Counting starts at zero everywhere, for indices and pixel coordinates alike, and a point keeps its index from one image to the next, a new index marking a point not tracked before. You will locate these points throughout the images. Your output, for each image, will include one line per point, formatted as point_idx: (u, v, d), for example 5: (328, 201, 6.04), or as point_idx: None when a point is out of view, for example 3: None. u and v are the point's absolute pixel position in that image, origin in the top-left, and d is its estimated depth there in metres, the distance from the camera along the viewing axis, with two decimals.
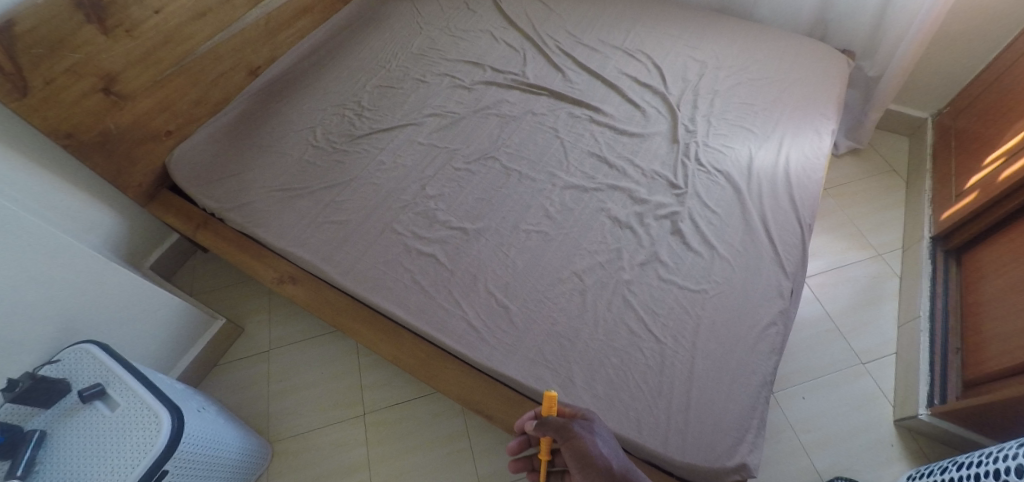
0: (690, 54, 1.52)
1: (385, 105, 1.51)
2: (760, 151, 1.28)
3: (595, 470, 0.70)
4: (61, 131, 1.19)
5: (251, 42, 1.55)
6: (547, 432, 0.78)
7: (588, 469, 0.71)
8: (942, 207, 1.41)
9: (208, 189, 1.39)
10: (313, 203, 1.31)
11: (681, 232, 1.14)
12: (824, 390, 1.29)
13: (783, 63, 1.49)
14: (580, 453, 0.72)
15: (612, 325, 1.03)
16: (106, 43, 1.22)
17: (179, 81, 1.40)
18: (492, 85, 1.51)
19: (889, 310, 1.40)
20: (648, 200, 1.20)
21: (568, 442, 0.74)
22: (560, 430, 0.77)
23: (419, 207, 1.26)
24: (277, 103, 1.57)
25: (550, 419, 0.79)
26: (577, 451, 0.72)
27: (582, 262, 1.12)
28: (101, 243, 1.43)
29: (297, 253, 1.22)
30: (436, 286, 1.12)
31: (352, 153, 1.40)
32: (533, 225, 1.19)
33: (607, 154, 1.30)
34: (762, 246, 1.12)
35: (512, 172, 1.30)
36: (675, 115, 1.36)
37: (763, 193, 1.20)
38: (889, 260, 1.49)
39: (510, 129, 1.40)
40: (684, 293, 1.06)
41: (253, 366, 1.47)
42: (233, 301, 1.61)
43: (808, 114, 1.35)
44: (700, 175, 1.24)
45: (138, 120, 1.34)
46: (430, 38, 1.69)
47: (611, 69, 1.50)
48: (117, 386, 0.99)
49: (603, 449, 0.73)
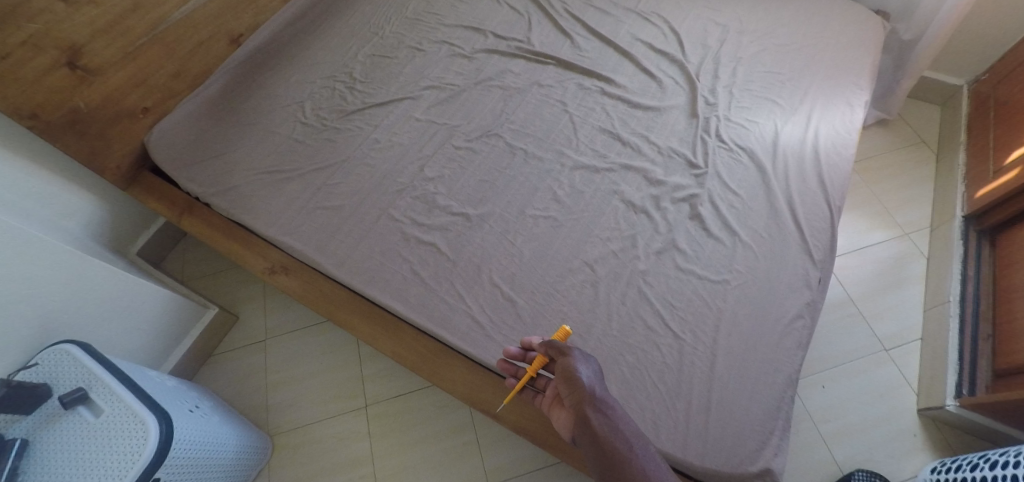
0: (711, 17, 1.40)
1: (379, 77, 1.39)
2: (787, 124, 1.18)
3: (579, 387, 0.72)
4: (24, 111, 1.08)
5: (229, 8, 1.42)
6: (547, 350, 0.81)
7: (572, 385, 0.73)
8: (978, 183, 1.30)
9: (192, 171, 1.29)
10: (304, 187, 1.22)
11: (700, 216, 1.06)
12: (845, 378, 1.24)
13: (812, 26, 1.36)
14: (569, 369, 0.75)
15: (626, 320, 0.96)
16: (66, 11, 1.10)
17: (153, 52, 1.29)
18: (495, 53, 1.39)
19: (914, 293, 1.33)
20: (665, 182, 1.11)
21: (563, 359, 0.77)
22: (557, 350, 0.79)
23: (418, 190, 1.17)
24: (264, 75, 1.45)
25: (554, 341, 0.82)
26: (565, 367, 0.74)
27: (593, 251, 1.04)
28: (82, 228, 1.34)
29: (288, 242, 1.14)
30: (437, 277, 1.05)
31: (344, 131, 1.30)
32: (540, 210, 1.11)
33: (620, 131, 1.20)
34: (789, 232, 1.03)
35: (518, 151, 1.20)
36: (694, 86, 1.25)
37: (790, 172, 1.11)
38: (916, 239, 1.41)
39: (515, 103, 1.29)
40: (704, 285, 0.98)
41: (251, 356, 1.44)
42: (228, 288, 1.56)
43: (839, 85, 1.24)
44: (721, 152, 1.14)
45: (110, 96, 1.23)
46: (426, 0, 1.55)
47: (623, 34, 1.38)
48: (99, 390, 0.93)
49: (591, 375, 0.75)
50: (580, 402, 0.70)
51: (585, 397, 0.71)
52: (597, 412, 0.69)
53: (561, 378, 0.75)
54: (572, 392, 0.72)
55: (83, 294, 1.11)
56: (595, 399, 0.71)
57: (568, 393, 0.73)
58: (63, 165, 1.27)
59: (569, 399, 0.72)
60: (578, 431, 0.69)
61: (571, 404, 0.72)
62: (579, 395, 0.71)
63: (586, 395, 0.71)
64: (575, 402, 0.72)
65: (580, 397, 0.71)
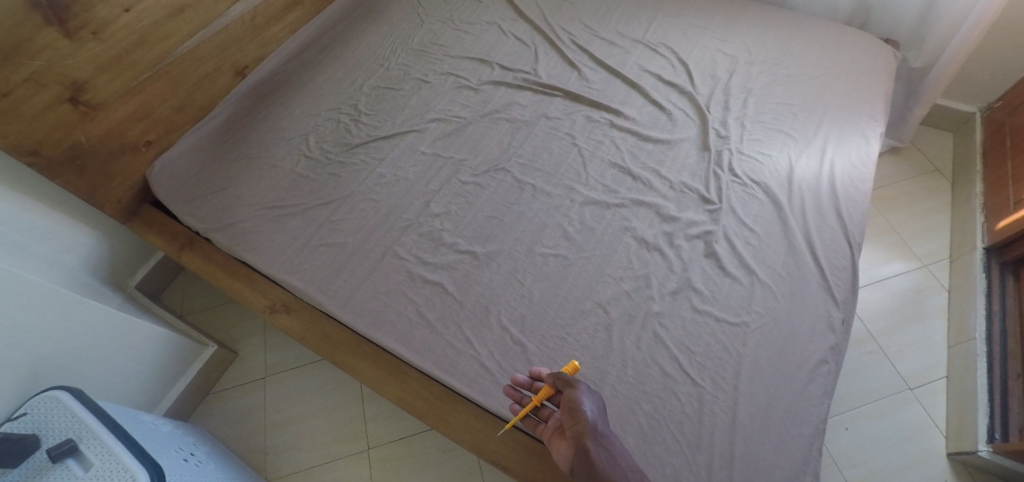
0: (718, 48, 1.37)
1: (384, 109, 1.37)
2: (801, 158, 1.14)
3: (581, 419, 0.73)
4: (24, 147, 1.05)
5: (236, 40, 1.39)
6: (553, 381, 0.81)
7: (575, 415, 0.73)
8: (997, 215, 1.26)
9: (192, 206, 1.26)
10: (307, 223, 1.19)
11: (716, 254, 1.02)
12: (868, 419, 1.18)
13: (822, 55, 1.33)
14: (573, 401, 0.75)
15: (642, 366, 0.92)
16: (70, 47, 1.07)
17: (158, 85, 1.25)
18: (501, 85, 1.37)
19: (936, 328, 1.28)
20: (678, 218, 1.08)
21: (568, 390, 0.77)
22: (563, 381, 0.80)
23: (423, 227, 1.14)
24: (267, 107, 1.43)
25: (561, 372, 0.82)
26: (570, 397, 0.75)
27: (606, 291, 1.01)
28: (79, 264, 1.31)
29: (289, 282, 1.11)
30: (444, 320, 1.01)
31: (348, 165, 1.28)
32: (550, 248, 1.08)
33: (630, 165, 1.18)
34: (809, 270, 0.99)
35: (526, 186, 1.18)
36: (705, 118, 1.22)
37: (807, 208, 1.06)
38: (935, 272, 1.36)
39: (522, 136, 1.27)
40: (722, 328, 0.94)
41: (249, 394, 1.40)
42: (227, 323, 1.52)
43: (852, 114, 1.20)
44: (735, 187, 1.11)
45: (112, 131, 1.20)
46: (431, 32, 1.54)
47: (631, 65, 1.36)
48: (90, 441, 0.89)
49: (595, 409, 0.75)
50: (581, 433, 0.71)
51: (586, 429, 0.71)
52: (597, 445, 0.69)
53: (564, 408, 0.76)
54: (574, 423, 0.73)
55: (78, 337, 1.07)
56: (596, 432, 0.71)
57: (570, 423, 0.73)
58: (61, 201, 1.24)
59: (571, 429, 0.73)
60: (577, 461, 0.69)
61: (571, 435, 0.73)
62: (581, 427, 0.72)
63: (587, 427, 0.71)
64: (575, 433, 0.72)
65: (581, 428, 0.72)
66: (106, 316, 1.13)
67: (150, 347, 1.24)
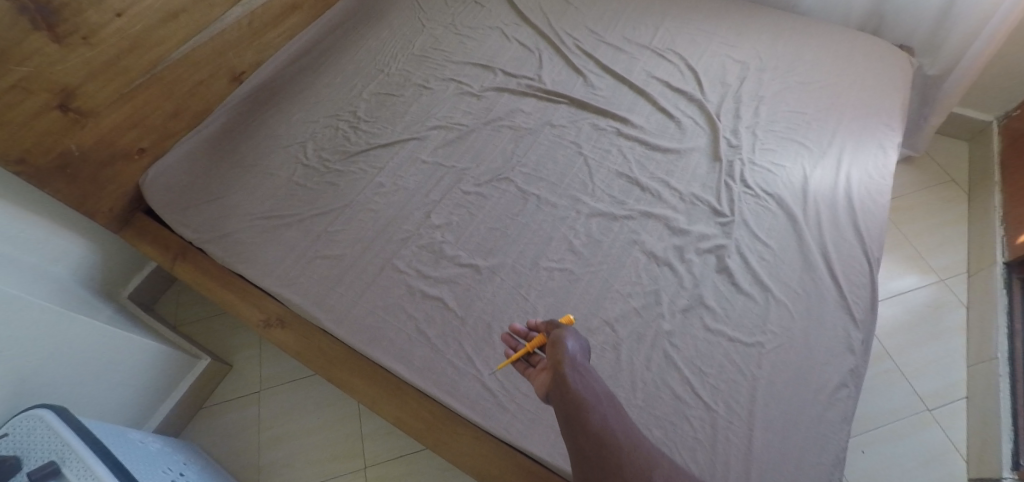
0: (728, 54, 1.32)
1: (384, 116, 1.34)
2: (817, 169, 1.10)
3: (563, 352, 0.68)
4: (12, 155, 1.01)
5: (233, 45, 1.36)
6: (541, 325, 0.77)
7: (556, 350, 0.69)
8: (1018, 229, 1.22)
9: (185, 216, 1.23)
10: (303, 234, 1.15)
11: (728, 270, 0.98)
12: (885, 441, 1.14)
13: (836, 61, 1.28)
14: (558, 337, 0.71)
15: (652, 388, 0.87)
16: (60, 53, 1.03)
17: (151, 91, 1.22)
18: (504, 92, 1.33)
19: (955, 346, 1.24)
20: (689, 231, 1.04)
21: (554, 329, 0.73)
22: (553, 322, 0.75)
23: (423, 238, 1.10)
24: (264, 113, 1.40)
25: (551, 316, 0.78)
26: (553, 332, 0.71)
27: (613, 308, 0.96)
28: (69, 275, 1.27)
29: (284, 295, 1.06)
30: (444, 337, 0.97)
31: (347, 173, 1.24)
32: (555, 262, 1.04)
33: (638, 175, 1.13)
34: (826, 288, 0.95)
35: (530, 196, 1.14)
36: (715, 126, 1.18)
37: (822, 222, 1.02)
38: (953, 287, 1.32)
39: (526, 144, 1.23)
40: (735, 348, 0.90)
41: (244, 409, 1.35)
42: (222, 334, 1.49)
43: (868, 124, 1.15)
44: (747, 199, 1.07)
45: (104, 138, 1.16)
46: (433, 37, 1.51)
47: (638, 71, 1.32)
48: (73, 463, 0.84)
49: (581, 350, 0.70)
50: (559, 362, 0.66)
51: (564, 358, 0.66)
52: (575, 376, 0.64)
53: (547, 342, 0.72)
54: (553, 354, 0.68)
55: (65, 351, 1.03)
56: (574, 362, 0.66)
57: (551, 358, 0.68)
58: (51, 209, 1.21)
59: (550, 363, 0.68)
60: (552, 391, 0.64)
61: (550, 368, 0.68)
62: (561, 358, 0.67)
63: (566, 357, 0.66)
64: (554, 364, 0.67)
65: (559, 358, 0.67)
66: (94, 329, 1.09)
67: (141, 361, 1.20)
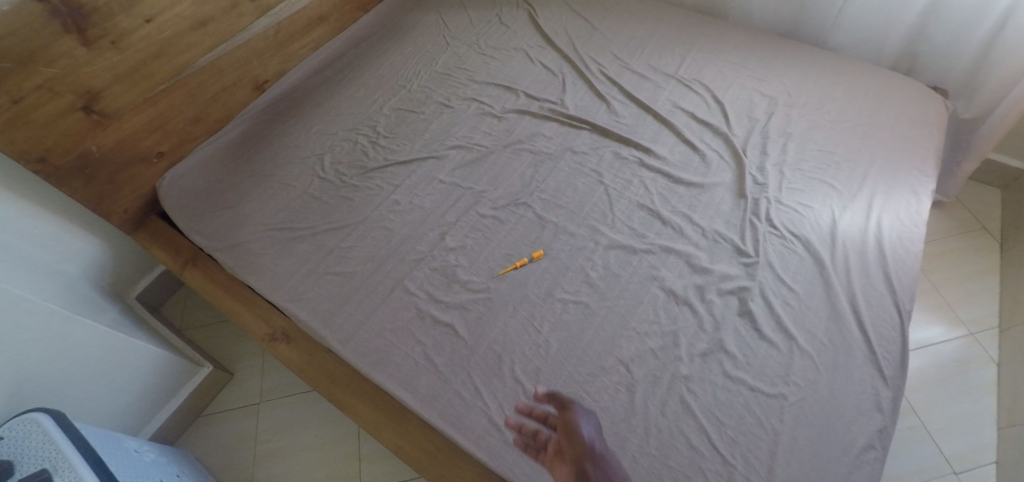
0: (756, 87, 1.29)
1: (403, 132, 1.32)
2: (846, 212, 1.06)
3: (579, 447, 0.80)
4: (32, 155, 1.01)
5: (257, 54, 1.36)
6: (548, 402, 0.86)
7: (574, 442, 0.80)
8: None
9: (198, 222, 1.21)
10: (314, 249, 1.13)
11: (751, 314, 0.94)
12: None
13: (868, 100, 1.23)
14: (572, 426, 0.82)
15: (667, 435, 0.83)
16: (88, 56, 1.03)
17: (175, 97, 1.22)
18: (526, 115, 1.32)
19: (985, 404, 1.18)
20: (711, 270, 1.00)
21: (565, 414, 0.84)
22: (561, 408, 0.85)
23: (437, 261, 1.08)
24: (283, 123, 1.39)
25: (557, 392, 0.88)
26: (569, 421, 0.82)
27: (629, 347, 0.93)
28: (80, 274, 1.26)
29: (292, 311, 1.04)
30: (452, 366, 0.94)
31: (363, 189, 1.22)
32: (570, 294, 1.01)
33: (659, 207, 1.10)
34: (853, 340, 0.91)
35: (548, 223, 1.11)
36: (741, 162, 1.15)
37: (851, 269, 0.98)
38: (984, 342, 1.26)
39: (546, 169, 1.20)
40: (756, 398, 0.86)
41: (243, 421, 1.33)
42: (226, 342, 1.47)
43: (900, 168, 1.11)
44: (773, 240, 1.03)
45: (124, 141, 1.16)
46: (457, 55, 1.50)
47: (663, 101, 1.29)
48: (65, 473, 0.82)
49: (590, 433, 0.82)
50: (581, 457, 0.78)
51: (586, 455, 0.78)
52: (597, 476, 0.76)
53: (562, 434, 0.82)
54: (572, 447, 0.80)
55: (69, 355, 1.02)
56: (595, 457, 0.78)
57: (569, 450, 0.79)
58: (66, 208, 1.20)
59: (569, 455, 0.79)
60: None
61: (569, 457, 0.79)
62: (579, 454, 0.78)
63: (587, 453, 0.78)
64: (574, 457, 0.78)
65: (580, 452, 0.78)
66: (99, 333, 1.08)
67: (143, 367, 1.18)
